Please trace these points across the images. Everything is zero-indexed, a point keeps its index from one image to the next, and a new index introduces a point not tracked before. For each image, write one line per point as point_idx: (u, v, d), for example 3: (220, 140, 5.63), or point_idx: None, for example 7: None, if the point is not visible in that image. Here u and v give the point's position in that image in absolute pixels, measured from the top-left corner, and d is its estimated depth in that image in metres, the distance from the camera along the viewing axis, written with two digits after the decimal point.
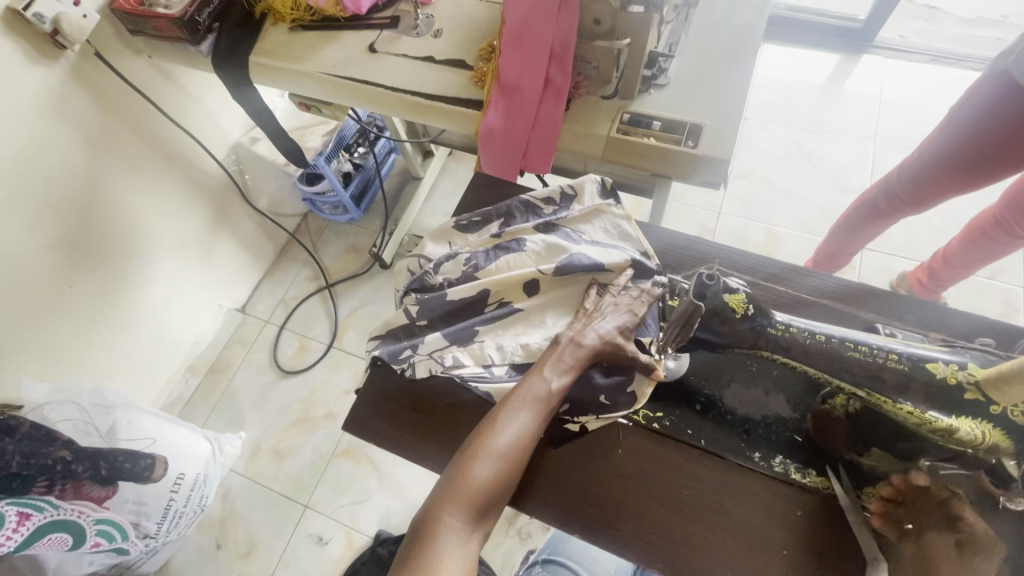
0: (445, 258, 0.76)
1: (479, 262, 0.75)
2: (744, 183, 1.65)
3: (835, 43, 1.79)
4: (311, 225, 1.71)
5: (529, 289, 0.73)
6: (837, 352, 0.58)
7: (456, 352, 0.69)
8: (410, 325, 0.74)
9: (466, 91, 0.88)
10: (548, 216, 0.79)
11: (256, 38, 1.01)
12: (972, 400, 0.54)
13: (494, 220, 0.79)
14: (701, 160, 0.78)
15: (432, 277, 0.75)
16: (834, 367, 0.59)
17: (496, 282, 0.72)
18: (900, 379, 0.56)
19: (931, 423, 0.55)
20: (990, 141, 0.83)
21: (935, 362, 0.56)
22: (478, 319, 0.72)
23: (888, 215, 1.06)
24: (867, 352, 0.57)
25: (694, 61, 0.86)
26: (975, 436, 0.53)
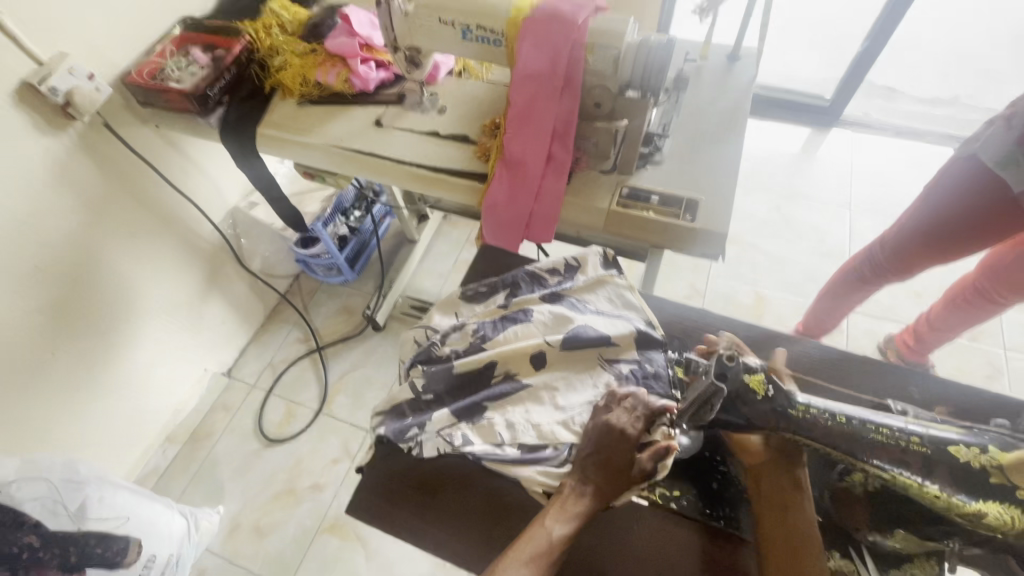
0: (452, 329, 0.77)
1: (486, 334, 0.75)
2: (730, 246, 1.71)
3: (805, 118, 1.92)
4: (304, 286, 1.70)
5: (537, 361, 0.72)
6: (858, 434, 0.56)
7: (464, 429, 0.67)
8: (415, 398, 0.72)
9: (470, 164, 0.92)
10: (553, 287, 0.80)
11: (264, 110, 1.04)
12: (998, 484, 0.54)
13: (501, 293, 0.80)
14: (699, 233, 0.81)
15: (439, 347, 0.76)
16: (856, 448, 0.56)
17: (503, 353, 0.72)
18: (924, 462, 0.55)
19: (959, 507, 0.53)
20: (965, 219, 0.88)
21: (957, 446, 0.55)
22: (486, 393, 0.70)
23: (872, 283, 1.10)
24: (889, 435, 0.56)
25: (687, 140, 0.91)
26: (1003, 522, 0.52)
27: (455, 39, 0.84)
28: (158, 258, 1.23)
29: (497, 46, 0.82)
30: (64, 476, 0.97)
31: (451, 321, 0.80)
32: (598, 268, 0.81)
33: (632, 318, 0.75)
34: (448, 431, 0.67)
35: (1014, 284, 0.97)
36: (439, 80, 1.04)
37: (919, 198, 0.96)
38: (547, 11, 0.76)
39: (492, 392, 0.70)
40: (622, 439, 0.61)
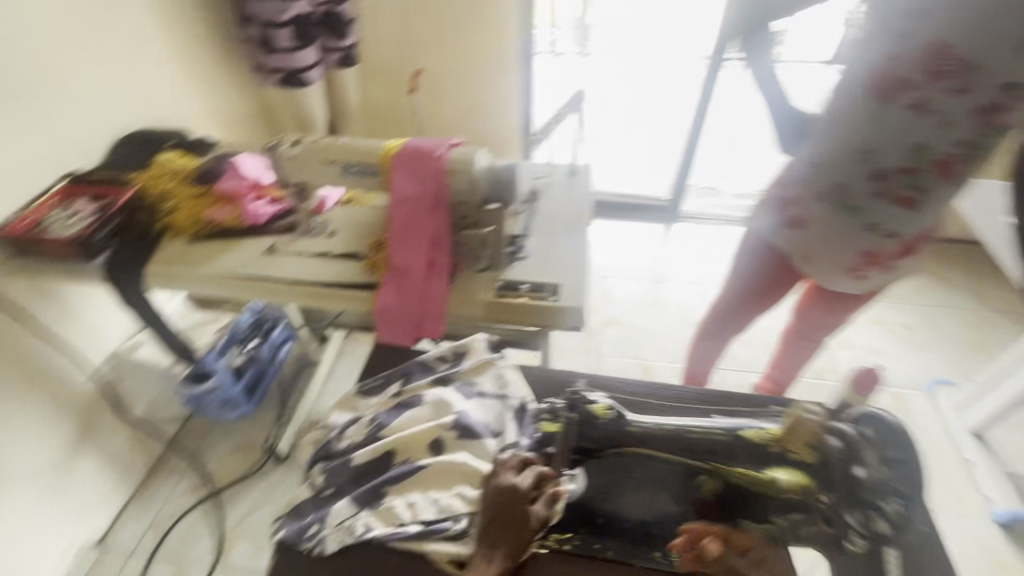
0: (349, 423, 0.82)
1: (381, 423, 0.80)
2: (614, 328, 1.91)
3: (653, 217, 2.32)
4: (194, 428, 1.59)
5: (432, 442, 0.76)
6: (678, 433, 0.66)
7: (367, 517, 0.70)
8: (314, 497, 0.75)
9: (361, 276, 1.02)
10: (443, 372, 0.87)
11: (153, 250, 1.08)
12: (774, 453, 0.63)
13: (395, 384, 0.87)
14: (564, 310, 0.95)
15: (337, 441, 0.80)
16: (679, 446, 0.65)
17: (398, 439, 0.76)
18: (726, 447, 0.64)
19: (757, 480, 0.63)
20: (764, 276, 1.11)
21: (745, 428, 0.65)
22: (385, 477, 0.73)
23: (722, 336, 1.30)
24: (701, 431, 0.66)
25: (545, 237, 1.10)
26: (788, 483, 0.61)
27: (338, 174, 0.98)
28: (22, 415, 1.13)
29: (374, 177, 0.98)
30: None
31: (348, 416, 0.84)
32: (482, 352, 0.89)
33: (512, 397, 0.83)
34: (350, 520, 0.70)
35: (820, 322, 1.20)
36: (326, 210, 1.17)
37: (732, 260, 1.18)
38: (412, 148, 0.94)
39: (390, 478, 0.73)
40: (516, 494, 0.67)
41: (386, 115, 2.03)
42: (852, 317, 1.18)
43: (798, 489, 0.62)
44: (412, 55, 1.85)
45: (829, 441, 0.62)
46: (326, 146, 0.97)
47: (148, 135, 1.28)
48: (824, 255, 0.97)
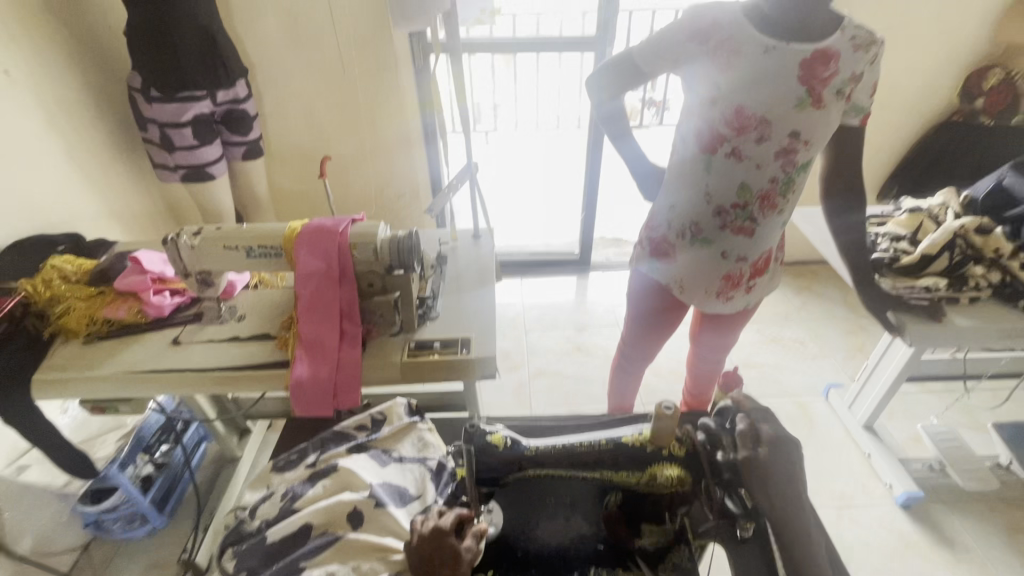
0: (261, 500, 0.80)
1: (295, 496, 0.79)
2: (543, 378, 1.98)
3: (566, 270, 2.48)
4: (95, 555, 1.42)
5: (351, 513, 0.75)
6: (568, 450, 0.65)
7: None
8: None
9: (274, 355, 1.03)
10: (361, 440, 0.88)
11: (42, 357, 1.03)
12: (653, 453, 0.63)
13: (311, 455, 0.87)
14: (475, 360, 1.01)
15: (248, 521, 0.78)
16: (570, 463, 0.65)
17: (313, 511, 0.75)
18: (612, 456, 0.63)
19: (643, 480, 0.63)
20: (654, 308, 1.22)
21: (625, 435, 0.65)
22: (303, 553, 0.71)
23: (634, 369, 1.40)
24: (588, 443, 0.65)
25: (454, 296, 1.17)
26: (669, 479, 0.62)
27: (242, 258, 1.01)
28: None
29: (279, 258, 1.01)
30: None
31: (262, 495, 0.83)
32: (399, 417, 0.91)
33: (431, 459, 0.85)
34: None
35: (714, 344, 1.30)
36: (235, 294, 1.15)
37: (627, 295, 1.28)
38: (313, 227, 1.00)
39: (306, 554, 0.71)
40: (445, 539, 0.60)
41: (298, 200, 2.08)
42: (739, 333, 1.28)
43: (676, 484, 0.62)
44: (318, 143, 1.94)
45: (697, 435, 0.64)
46: (227, 233, 1.00)
47: (36, 241, 1.24)
48: (696, 283, 1.10)
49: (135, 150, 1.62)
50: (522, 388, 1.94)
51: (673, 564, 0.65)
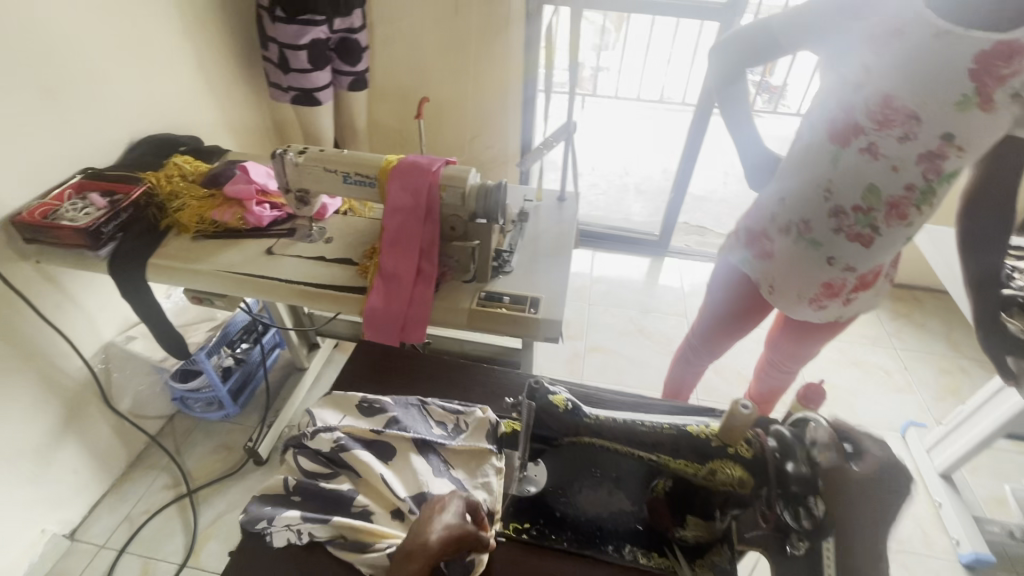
0: (326, 427, 0.70)
1: (352, 446, 0.69)
2: (598, 353, 1.96)
3: (642, 250, 2.40)
4: (178, 427, 1.61)
5: (388, 505, 0.65)
6: (629, 426, 0.64)
7: (310, 524, 0.63)
8: (284, 494, 0.66)
9: (353, 280, 1.07)
10: (432, 435, 0.73)
11: (157, 244, 1.14)
12: (718, 448, 0.61)
13: (386, 412, 0.74)
14: (542, 321, 1.01)
15: (309, 438, 0.69)
16: (628, 439, 0.64)
17: (366, 473, 0.66)
18: (672, 441, 0.62)
19: (702, 471, 0.61)
20: (737, 302, 1.16)
21: (690, 423, 0.63)
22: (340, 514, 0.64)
23: (698, 363, 1.35)
24: (651, 424, 0.64)
25: (529, 254, 1.17)
26: (729, 475, 0.60)
27: (338, 182, 1.05)
28: (11, 396, 1.15)
29: (372, 188, 1.05)
30: None
31: (331, 421, 0.72)
32: (483, 437, 0.73)
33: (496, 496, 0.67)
34: (296, 524, 0.63)
35: (791, 354, 1.22)
36: (326, 216, 1.23)
37: (709, 283, 1.22)
38: (408, 162, 1.01)
39: (339, 512, 0.64)
40: (451, 498, 0.60)
41: (392, 137, 2.13)
42: (822, 348, 1.21)
43: (736, 483, 0.60)
44: (419, 82, 1.95)
45: (767, 441, 0.61)
46: (329, 156, 1.05)
47: (163, 139, 1.36)
48: (788, 285, 1.03)
49: (253, 65, 1.70)
50: (576, 359, 1.93)
51: (710, 562, 0.64)
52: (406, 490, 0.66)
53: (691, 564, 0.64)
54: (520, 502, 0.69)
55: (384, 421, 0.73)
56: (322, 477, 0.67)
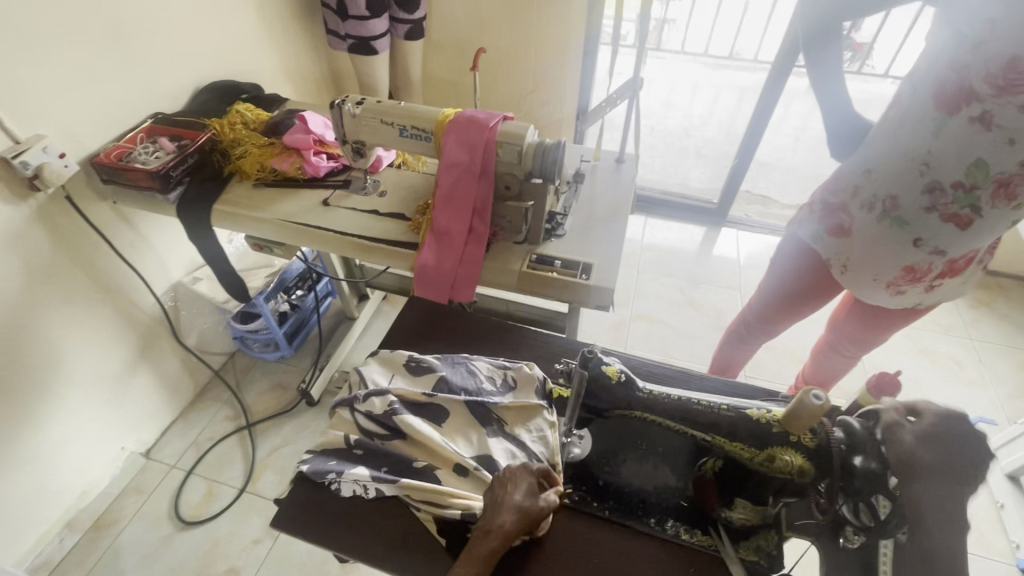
0: (376, 391, 0.72)
1: (405, 410, 0.70)
2: (643, 322, 1.92)
3: (698, 219, 2.29)
4: (238, 364, 1.71)
5: (449, 463, 0.67)
6: (683, 404, 0.63)
7: (378, 482, 0.65)
8: (347, 449, 0.69)
9: (405, 235, 1.08)
10: (483, 390, 0.74)
11: (222, 191, 1.17)
12: (778, 434, 0.58)
13: (435, 372, 0.76)
14: (593, 288, 0.98)
15: (361, 401, 0.71)
16: (682, 417, 0.63)
17: (422, 437, 0.67)
18: (729, 424, 0.60)
19: (758, 455, 0.59)
20: (803, 281, 1.09)
21: (750, 408, 0.60)
22: (404, 471, 0.67)
23: (750, 341, 1.30)
24: (707, 404, 0.62)
25: (582, 218, 1.13)
26: (788, 463, 0.58)
27: (394, 136, 1.04)
28: (95, 328, 1.25)
29: (428, 142, 1.03)
30: None
31: (381, 384, 0.75)
32: (531, 394, 0.74)
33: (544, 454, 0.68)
34: (363, 480, 0.65)
35: (853, 339, 1.15)
36: (381, 169, 1.23)
37: (772, 257, 1.15)
38: (466, 116, 0.98)
39: (404, 473, 0.67)
40: (523, 474, 0.61)
41: (446, 89, 2.08)
42: (890, 335, 1.13)
43: (794, 472, 0.58)
44: (475, 33, 1.88)
45: (833, 431, 0.58)
46: (386, 108, 1.03)
47: (226, 85, 1.38)
48: (866, 266, 0.95)
49: (312, 11, 1.68)
50: (621, 326, 1.90)
51: (755, 545, 0.63)
52: (462, 449, 0.68)
53: (734, 545, 0.63)
54: (566, 467, 0.69)
55: (433, 382, 0.75)
56: (383, 440, 0.69)
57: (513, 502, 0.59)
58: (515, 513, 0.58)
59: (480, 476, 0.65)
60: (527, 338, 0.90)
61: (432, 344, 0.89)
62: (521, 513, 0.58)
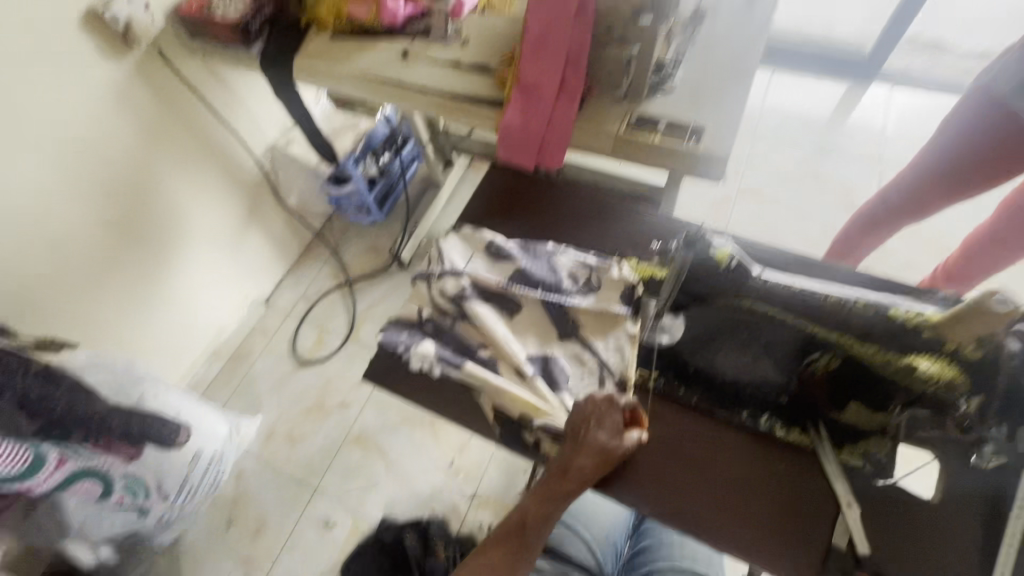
0: (452, 271, 0.69)
1: (474, 296, 0.68)
2: (752, 198, 1.70)
3: (843, 73, 1.86)
4: (336, 225, 1.79)
5: (509, 361, 0.65)
6: (810, 297, 0.55)
7: (444, 362, 0.66)
8: (416, 324, 0.69)
9: (490, 92, 0.97)
10: (562, 289, 0.69)
11: (301, 42, 1.11)
12: (928, 339, 0.51)
13: (514, 262, 0.70)
14: (702, 155, 0.84)
15: (436, 279, 0.70)
16: (806, 312, 0.55)
17: (487, 328, 0.66)
18: (864, 324, 0.52)
19: (894, 362, 0.52)
20: (983, 150, 0.89)
21: (896, 306, 0.52)
22: (470, 356, 0.66)
23: (888, 225, 1.09)
24: (838, 298, 0.54)
25: (698, 68, 0.94)
26: (931, 373, 0.51)
27: None
28: (207, 186, 1.34)
29: None
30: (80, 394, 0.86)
31: (458, 264, 0.71)
32: (616, 300, 0.67)
33: (612, 369, 0.65)
34: (431, 358, 0.66)
35: None
36: (463, 15, 1.06)
37: (943, 121, 0.92)
38: None
39: (465, 358, 0.66)
40: (608, 410, 0.58)
41: None
42: None
43: (938, 383, 0.51)
44: None
45: (1008, 343, 0.49)
46: None
47: None
48: None
49: None
50: (725, 204, 1.70)
51: (861, 450, 0.57)
52: (526, 349, 0.66)
53: (836, 446, 0.58)
54: (651, 351, 0.65)
55: (511, 273, 0.70)
56: (456, 323, 0.68)
57: (596, 444, 0.57)
58: (593, 460, 0.57)
59: (533, 382, 0.63)
60: (621, 211, 0.81)
61: (516, 213, 0.84)
62: (601, 459, 0.57)
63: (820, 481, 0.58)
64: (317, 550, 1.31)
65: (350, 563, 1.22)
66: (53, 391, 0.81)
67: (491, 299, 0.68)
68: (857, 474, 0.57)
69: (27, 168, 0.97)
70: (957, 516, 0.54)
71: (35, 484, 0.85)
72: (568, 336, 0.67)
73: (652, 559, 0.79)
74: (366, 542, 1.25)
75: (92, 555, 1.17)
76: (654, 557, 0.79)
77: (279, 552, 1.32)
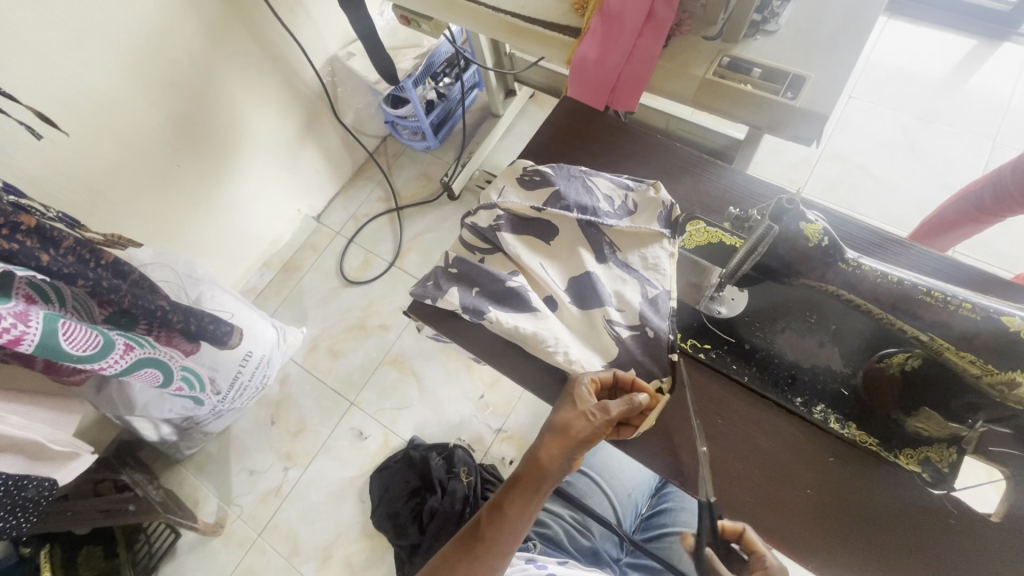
0: (488, 204, 0.67)
1: (507, 230, 0.65)
2: (834, 165, 1.55)
3: (973, 29, 1.61)
4: (390, 148, 1.77)
5: (541, 291, 0.63)
6: (906, 294, 0.51)
7: (470, 309, 0.61)
8: (440, 268, 0.66)
9: (566, 18, 0.89)
10: (599, 211, 0.65)
11: None
12: None
13: (549, 184, 0.66)
14: (797, 112, 0.75)
15: (473, 214, 0.68)
16: (894, 309, 0.52)
17: (521, 260, 0.64)
18: (966, 328, 0.49)
19: (991, 374, 0.49)
20: None
21: (1011, 316, 0.48)
22: (498, 296, 0.62)
23: (994, 215, 0.97)
24: (938, 299, 0.50)
25: (811, 5, 0.81)
26: None
27: None
28: (265, 94, 1.32)
29: None
30: (146, 283, 0.89)
31: (491, 198, 0.68)
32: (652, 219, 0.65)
33: (650, 288, 0.62)
34: (456, 308, 0.61)
35: None
36: None
37: None
38: None
39: (493, 302, 0.62)
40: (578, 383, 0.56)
41: None
42: None
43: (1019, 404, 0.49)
44: None
45: None
46: None
47: None
48: None
49: None
50: (804, 166, 1.56)
51: (920, 456, 0.54)
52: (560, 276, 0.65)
53: (890, 449, 0.54)
54: (703, 321, 0.62)
55: (550, 197, 0.66)
56: (482, 263, 0.65)
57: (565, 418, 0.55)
58: (562, 431, 0.54)
59: (565, 310, 0.62)
60: (692, 166, 0.75)
61: (578, 157, 0.79)
62: (569, 425, 0.54)
63: (874, 484, 0.54)
64: (350, 458, 1.40)
65: (379, 473, 1.30)
66: (120, 282, 0.83)
67: (542, 249, 0.66)
68: (907, 479, 0.54)
69: (99, 59, 0.96)
70: (1015, 536, 0.51)
71: (103, 367, 0.84)
72: (626, 270, 0.64)
73: (670, 522, 0.83)
74: (393, 457, 1.33)
75: (153, 432, 1.29)
76: (673, 521, 0.83)
77: (316, 453, 1.42)
